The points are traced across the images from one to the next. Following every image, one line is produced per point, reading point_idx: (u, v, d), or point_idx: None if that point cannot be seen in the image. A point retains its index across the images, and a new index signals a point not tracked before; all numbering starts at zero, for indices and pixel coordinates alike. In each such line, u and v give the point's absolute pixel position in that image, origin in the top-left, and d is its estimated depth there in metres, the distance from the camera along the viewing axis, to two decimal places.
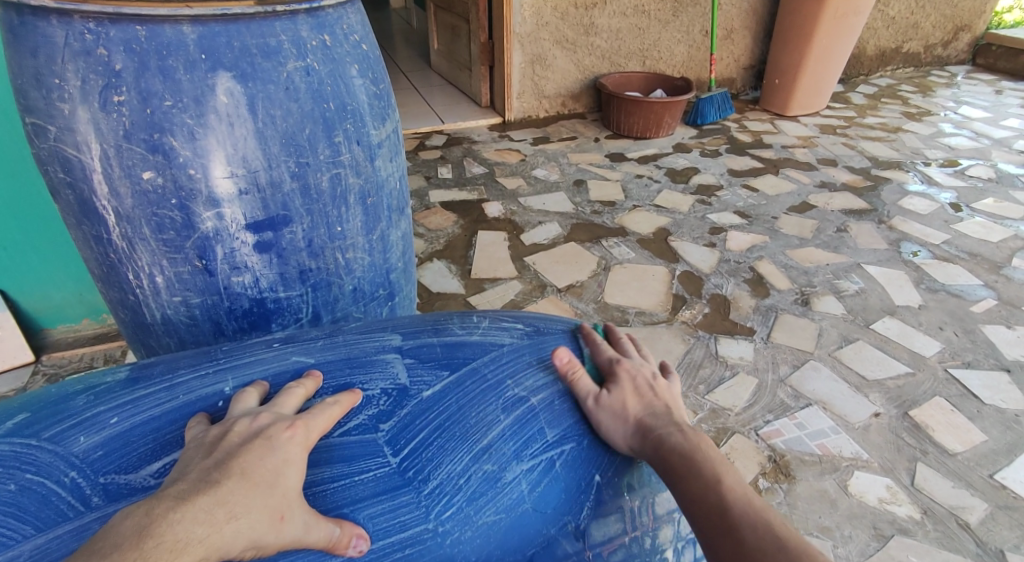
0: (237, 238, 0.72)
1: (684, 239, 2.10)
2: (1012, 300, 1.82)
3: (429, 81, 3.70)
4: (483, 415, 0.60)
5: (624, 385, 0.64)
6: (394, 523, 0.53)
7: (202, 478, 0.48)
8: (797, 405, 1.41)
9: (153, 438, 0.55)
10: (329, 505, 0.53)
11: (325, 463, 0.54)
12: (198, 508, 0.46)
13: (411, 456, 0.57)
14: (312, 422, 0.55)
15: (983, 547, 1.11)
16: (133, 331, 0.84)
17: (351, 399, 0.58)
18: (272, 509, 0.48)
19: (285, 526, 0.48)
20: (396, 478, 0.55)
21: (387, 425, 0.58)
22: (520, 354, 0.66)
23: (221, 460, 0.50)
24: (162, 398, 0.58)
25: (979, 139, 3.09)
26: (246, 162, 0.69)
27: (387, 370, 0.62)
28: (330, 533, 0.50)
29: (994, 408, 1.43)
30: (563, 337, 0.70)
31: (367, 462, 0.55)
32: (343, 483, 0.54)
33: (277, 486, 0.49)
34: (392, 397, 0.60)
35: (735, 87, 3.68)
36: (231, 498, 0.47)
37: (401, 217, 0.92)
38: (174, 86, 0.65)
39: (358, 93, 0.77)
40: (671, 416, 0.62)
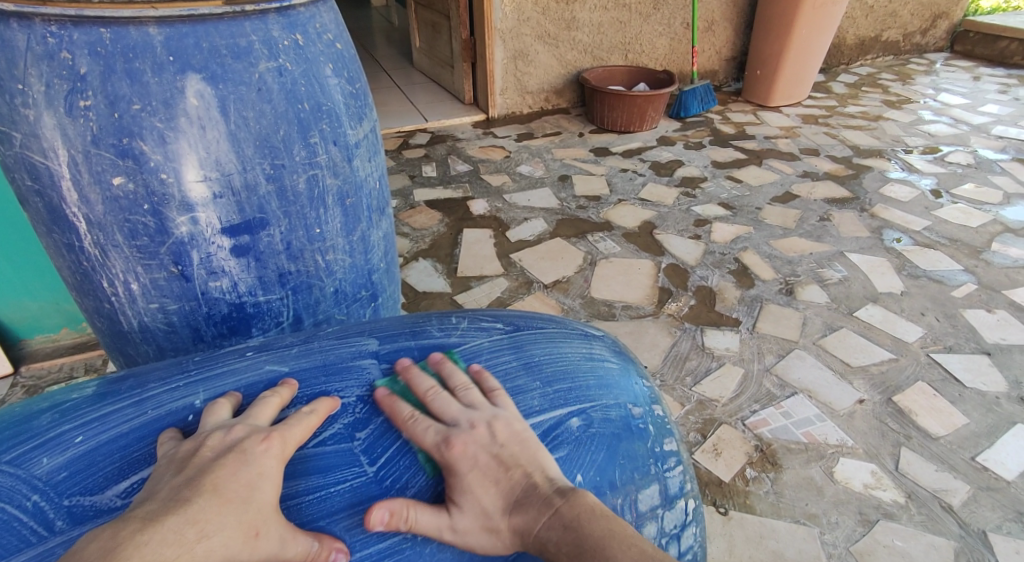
0: (213, 242, 0.71)
1: (670, 232, 2.10)
2: (992, 283, 1.85)
3: (412, 79, 3.68)
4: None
5: (470, 490, 0.54)
6: (374, 534, 0.53)
7: (171, 497, 0.47)
8: (783, 394, 1.42)
9: (121, 456, 0.54)
10: (305, 518, 0.53)
11: (302, 474, 0.54)
12: (167, 529, 0.45)
13: (388, 463, 0.56)
14: (288, 432, 0.54)
15: (966, 529, 1.13)
16: (110, 341, 0.83)
17: (328, 407, 0.58)
18: (246, 525, 0.47)
19: (260, 543, 0.48)
20: (374, 486, 0.55)
21: (364, 433, 0.58)
22: (499, 355, 0.66)
23: (191, 477, 0.49)
24: (129, 414, 0.57)
25: (958, 125, 3.12)
26: (219, 164, 0.68)
27: (363, 377, 0.62)
28: (307, 548, 0.50)
29: (975, 390, 1.45)
30: (540, 335, 0.70)
31: (344, 472, 0.55)
32: (320, 494, 0.54)
33: (250, 502, 0.49)
34: (369, 403, 0.60)
35: (718, 79, 3.70)
36: (203, 516, 0.46)
37: (381, 217, 0.92)
38: (142, 89, 0.64)
39: (334, 93, 0.76)
40: (538, 490, 0.55)
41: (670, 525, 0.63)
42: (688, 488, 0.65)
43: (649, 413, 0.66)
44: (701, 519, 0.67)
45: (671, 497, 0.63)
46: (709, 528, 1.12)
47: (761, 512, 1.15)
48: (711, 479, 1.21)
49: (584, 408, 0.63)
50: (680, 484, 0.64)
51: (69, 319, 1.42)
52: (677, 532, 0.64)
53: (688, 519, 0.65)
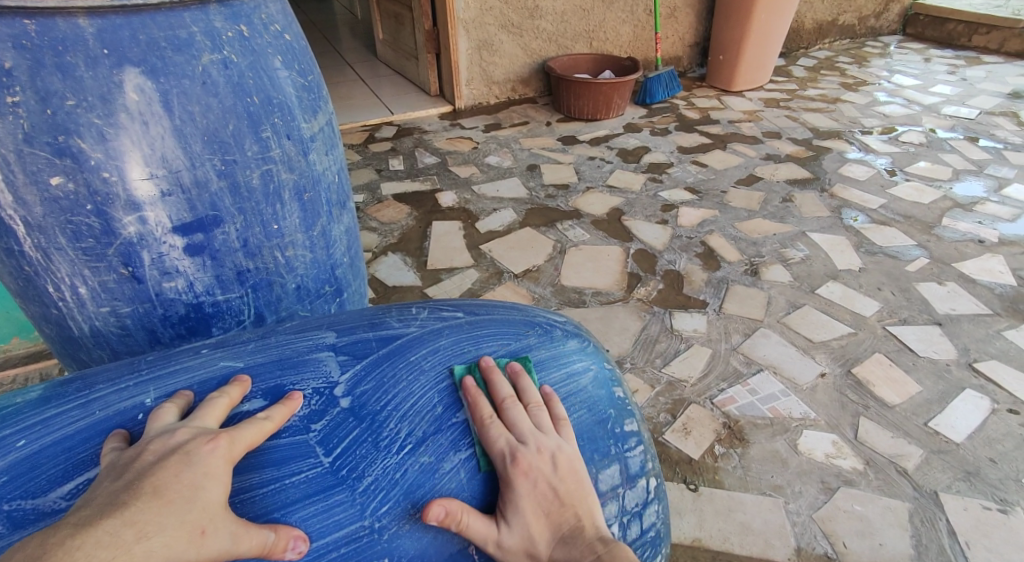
0: (164, 242, 0.70)
1: (637, 218, 2.13)
2: (943, 257, 1.92)
3: (377, 71, 3.63)
4: (417, 406, 0.61)
5: (525, 508, 0.58)
6: (329, 523, 0.55)
7: (109, 500, 0.48)
8: (749, 372, 1.46)
9: (66, 457, 0.54)
10: (258, 511, 0.53)
11: (255, 468, 0.55)
12: (102, 532, 0.45)
13: (344, 454, 0.57)
14: (241, 434, 0.54)
15: (919, 490, 1.18)
16: (61, 347, 0.81)
17: (286, 409, 0.58)
18: (190, 524, 0.48)
19: (206, 541, 0.48)
20: (330, 477, 0.56)
21: (319, 425, 0.58)
22: (458, 344, 0.67)
23: (132, 480, 0.49)
24: (77, 416, 0.57)
25: (911, 106, 3.22)
26: (166, 161, 0.67)
27: (319, 369, 0.62)
28: (264, 539, 0.51)
29: (928, 359, 1.51)
30: (496, 323, 0.71)
31: (299, 464, 0.56)
32: (276, 487, 0.54)
33: (195, 501, 0.49)
34: (324, 396, 0.60)
35: (682, 65, 3.74)
36: (141, 517, 0.46)
37: (342, 211, 0.92)
38: (75, 84, 0.63)
39: (284, 85, 0.76)
40: (584, 532, 0.59)
41: (631, 503, 0.66)
42: (649, 467, 0.68)
43: (609, 395, 0.68)
44: (663, 496, 0.70)
45: (633, 476, 0.66)
46: (679, 505, 1.15)
47: (728, 487, 1.19)
48: (681, 457, 1.24)
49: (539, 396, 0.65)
50: (642, 464, 0.67)
51: (20, 328, 1.38)
52: (639, 510, 0.66)
53: (649, 497, 0.67)
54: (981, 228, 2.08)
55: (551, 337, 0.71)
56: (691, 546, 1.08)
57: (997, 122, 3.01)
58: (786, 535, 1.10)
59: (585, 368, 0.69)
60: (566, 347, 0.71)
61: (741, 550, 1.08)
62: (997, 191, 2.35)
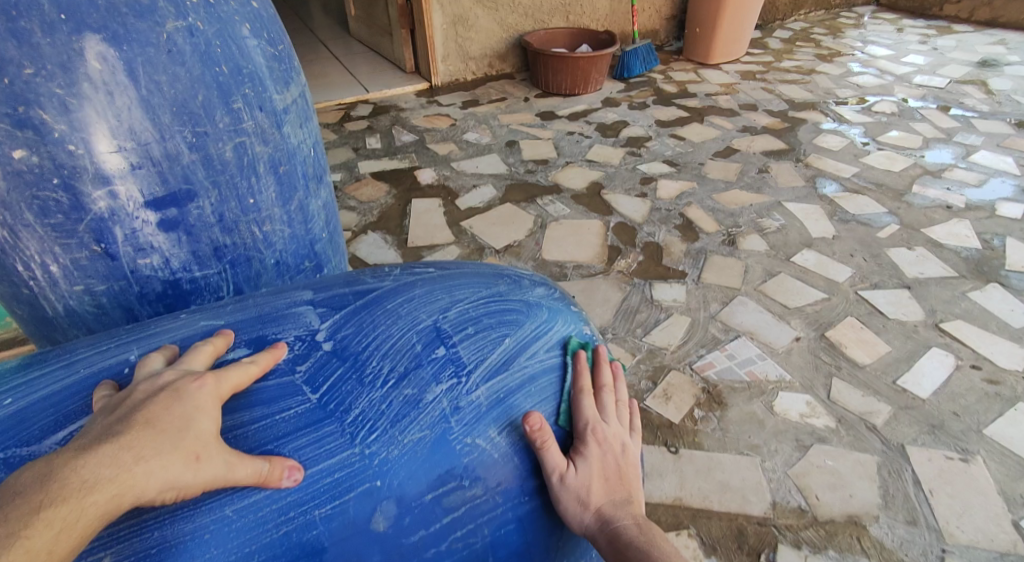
0: (136, 217, 0.70)
1: (617, 192, 2.14)
2: (913, 223, 1.97)
3: (351, 49, 3.57)
4: (397, 344, 0.63)
5: (592, 462, 0.63)
6: (321, 452, 0.55)
7: (105, 430, 0.49)
8: (727, 338, 1.50)
9: (55, 412, 0.55)
10: (252, 444, 0.54)
11: (245, 408, 0.56)
12: (101, 454, 0.47)
13: (330, 391, 0.59)
14: (227, 375, 0.56)
15: (887, 444, 1.24)
16: (36, 327, 0.80)
17: (273, 355, 0.60)
18: (184, 450, 0.49)
19: (202, 466, 0.50)
20: (317, 411, 0.57)
21: (303, 366, 0.60)
22: (432, 292, 0.70)
23: (125, 414, 0.50)
24: (60, 376, 0.58)
25: (884, 76, 3.26)
26: (134, 133, 0.67)
27: (300, 320, 0.64)
28: (258, 468, 0.52)
29: (897, 321, 1.56)
30: (465, 275, 0.75)
31: (287, 402, 0.57)
32: (265, 423, 0.55)
33: (188, 431, 0.50)
34: (306, 342, 0.62)
35: (659, 39, 3.74)
36: (136, 442, 0.48)
37: (319, 186, 0.92)
38: (33, 51, 0.61)
39: (254, 55, 0.75)
40: (631, 507, 0.64)
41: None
42: (619, 396, 0.73)
43: (575, 331, 0.73)
44: (634, 424, 0.74)
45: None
46: (660, 467, 1.18)
47: (708, 448, 1.22)
48: (662, 422, 1.27)
49: (513, 332, 0.67)
50: (611, 393, 0.72)
51: None
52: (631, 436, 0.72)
53: (644, 428, 0.74)
54: (949, 195, 2.13)
55: (516, 285, 0.75)
56: (672, 505, 1.12)
57: (965, 90, 3.06)
58: (762, 491, 1.14)
59: (550, 309, 0.73)
60: (531, 293, 0.74)
61: (719, 507, 1.12)
62: (964, 158, 2.41)
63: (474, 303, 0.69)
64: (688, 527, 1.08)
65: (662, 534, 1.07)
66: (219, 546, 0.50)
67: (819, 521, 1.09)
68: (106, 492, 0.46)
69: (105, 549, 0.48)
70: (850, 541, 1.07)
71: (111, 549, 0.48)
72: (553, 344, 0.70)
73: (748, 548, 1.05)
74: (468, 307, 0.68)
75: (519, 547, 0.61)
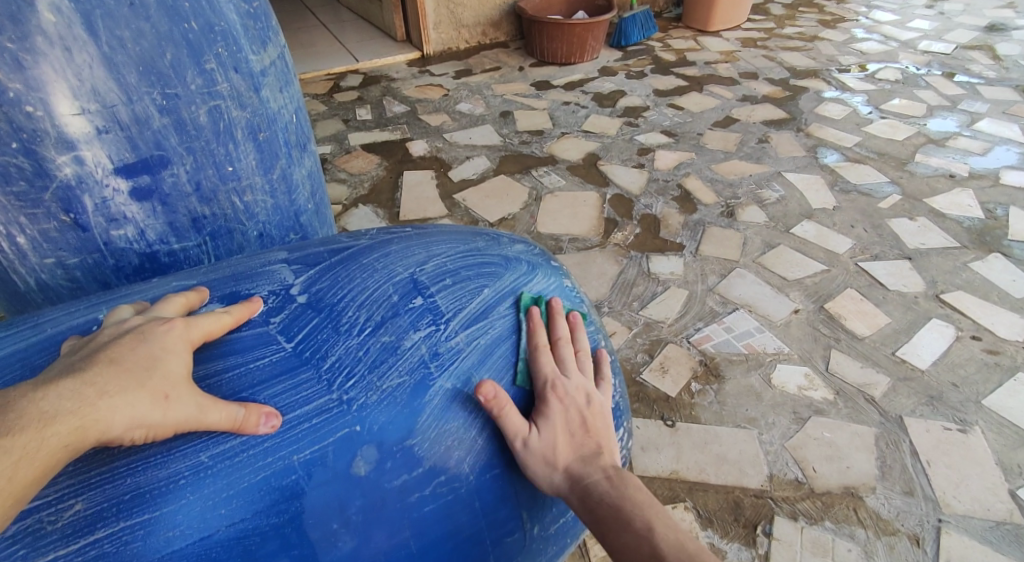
0: (106, 184, 0.66)
1: (614, 163, 2.10)
2: (915, 193, 1.93)
3: (340, 17, 3.46)
4: (374, 294, 0.60)
5: (555, 420, 0.59)
6: (298, 398, 0.53)
7: (68, 366, 0.47)
8: (724, 311, 1.47)
9: (20, 365, 0.52)
10: (226, 392, 0.52)
11: (218, 356, 0.53)
12: (62, 387, 0.44)
13: (305, 339, 0.56)
14: (197, 322, 0.53)
15: (885, 416, 1.22)
16: (9, 301, 0.77)
17: (247, 307, 0.57)
18: (151, 388, 0.46)
19: (171, 405, 0.47)
20: (293, 358, 0.55)
21: (278, 318, 0.57)
22: (409, 247, 0.68)
23: (89, 352, 0.48)
24: (25, 335, 0.55)
25: (888, 42, 3.19)
26: (98, 95, 0.62)
27: (273, 277, 0.62)
28: (232, 414, 0.49)
29: (897, 292, 1.54)
30: (440, 234, 0.73)
31: (261, 351, 0.55)
32: (239, 371, 0.53)
33: (155, 370, 0.47)
34: (280, 296, 0.60)
35: (657, 5, 3.64)
36: (99, 378, 0.45)
37: (303, 154, 0.88)
38: None
39: (227, 12, 0.70)
40: (601, 458, 0.60)
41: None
42: (601, 343, 0.71)
43: (557, 284, 0.71)
44: (617, 372, 0.73)
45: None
46: (657, 440, 1.17)
47: (705, 421, 1.21)
48: (659, 396, 1.26)
49: (492, 283, 0.66)
50: (593, 340, 0.70)
51: None
52: (597, 381, 0.69)
53: (607, 370, 0.70)
54: (952, 164, 2.10)
55: (494, 242, 0.74)
56: (668, 478, 1.11)
57: (972, 56, 2.99)
58: (760, 464, 1.13)
59: (530, 262, 0.71)
60: (510, 249, 0.73)
61: (716, 480, 1.11)
62: (969, 126, 2.36)
63: (452, 257, 0.68)
64: (685, 500, 1.07)
65: None
66: (196, 490, 0.47)
67: (816, 493, 1.08)
68: (69, 424, 0.43)
69: (76, 495, 0.45)
70: (847, 512, 1.06)
71: (83, 495, 0.45)
72: (535, 294, 0.68)
73: (745, 520, 1.05)
74: (446, 260, 0.67)
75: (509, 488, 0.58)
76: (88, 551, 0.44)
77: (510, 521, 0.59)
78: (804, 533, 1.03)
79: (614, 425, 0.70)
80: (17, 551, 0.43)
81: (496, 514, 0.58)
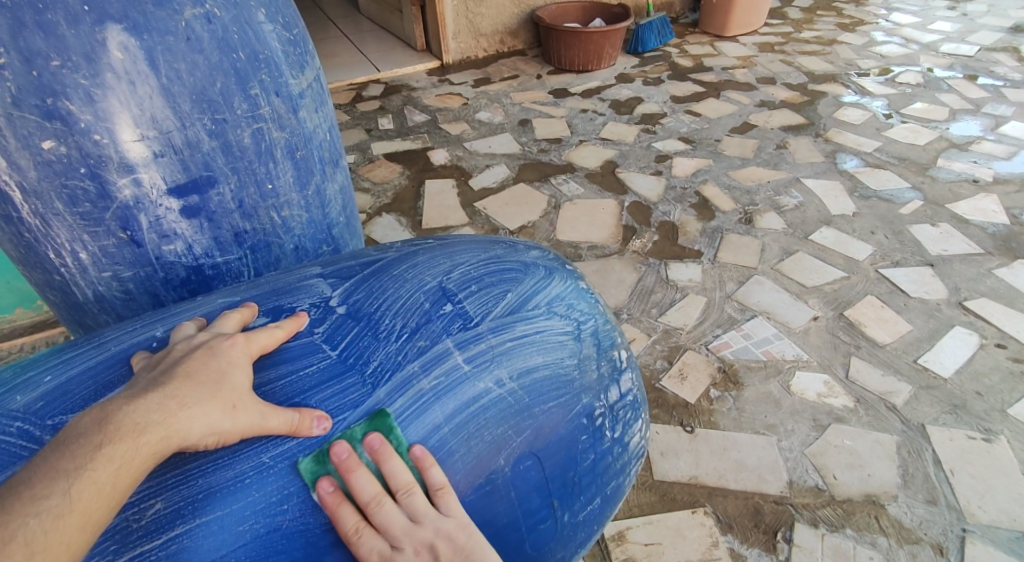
0: (160, 205, 0.71)
1: (631, 170, 2.12)
2: (937, 198, 1.93)
3: (361, 27, 3.53)
4: (407, 303, 0.64)
5: None
6: (346, 401, 0.57)
7: (150, 381, 0.51)
8: (743, 318, 1.49)
9: (94, 382, 0.57)
10: (281, 398, 0.56)
11: (271, 366, 0.58)
12: (149, 400, 0.49)
13: (348, 346, 0.60)
14: (255, 336, 0.57)
15: (907, 424, 1.23)
16: (66, 313, 0.82)
17: (294, 321, 0.61)
18: (222, 399, 0.51)
19: (239, 414, 0.52)
20: (339, 365, 0.59)
21: (322, 328, 0.62)
22: (434, 258, 0.71)
23: (167, 367, 0.53)
24: (93, 354, 0.60)
25: (909, 45, 3.17)
26: (156, 122, 0.67)
27: (312, 290, 0.66)
28: (289, 418, 0.53)
29: (918, 299, 1.54)
30: (463, 242, 0.77)
31: (309, 359, 0.59)
32: (292, 378, 0.57)
33: (223, 382, 0.52)
34: (321, 307, 0.64)
35: (674, 12, 3.67)
36: (179, 392, 0.50)
37: (335, 169, 0.92)
38: (58, 42, 0.62)
39: (270, 40, 0.75)
40: None
41: (608, 370, 0.69)
42: (619, 340, 0.73)
43: (574, 286, 0.74)
44: (635, 366, 0.74)
45: (605, 348, 0.70)
46: (676, 446, 1.19)
47: (725, 427, 1.22)
48: (678, 402, 1.28)
49: (513, 287, 0.69)
50: (610, 338, 0.72)
51: (21, 298, 1.38)
52: (615, 376, 0.70)
53: (623, 365, 0.72)
54: (975, 168, 2.09)
55: (513, 249, 0.77)
56: (688, 483, 1.13)
57: (995, 58, 2.97)
58: (779, 470, 1.15)
59: (548, 267, 0.74)
60: (529, 254, 0.76)
61: (735, 486, 1.12)
62: (993, 130, 2.34)
63: (475, 265, 0.71)
64: (704, 505, 1.09)
65: (677, 512, 1.08)
66: (260, 488, 0.52)
67: (836, 501, 1.09)
68: (156, 434, 0.48)
69: (155, 495, 0.50)
70: (868, 519, 1.07)
71: (160, 495, 0.50)
72: (554, 296, 0.70)
73: (765, 526, 1.06)
74: (470, 268, 0.70)
75: (539, 480, 0.62)
76: (167, 547, 0.48)
77: (541, 511, 0.63)
78: (826, 540, 1.04)
79: (634, 417, 0.72)
80: (108, 546, 0.48)
81: (528, 502, 0.62)
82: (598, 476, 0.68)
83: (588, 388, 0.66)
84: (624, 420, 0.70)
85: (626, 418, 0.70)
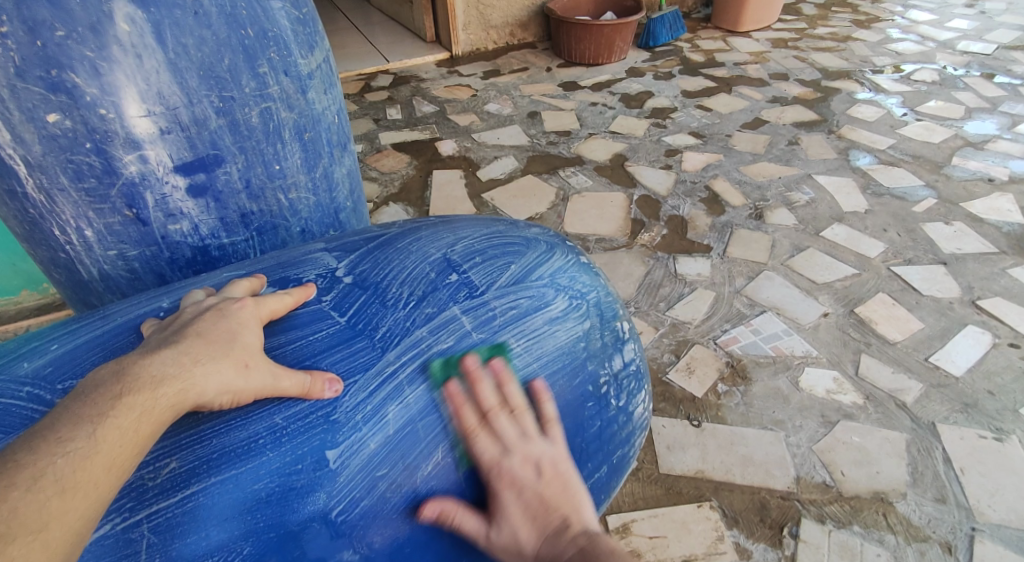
0: (166, 182, 0.70)
1: (641, 164, 2.10)
2: (952, 197, 1.90)
3: (371, 18, 3.52)
4: (413, 273, 0.64)
5: (510, 510, 0.56)
6: (356, 365, 0.57)
7: (162, 340, 0.52)
8: (752, 313, 1.47)
9: (102, 348, 0.57)
10: (291, 361, 0.56)
11: (280, 332, 0.58)
12: (164, 355, 0.49)
13: (356, 313, 0.60)
14: (264, 301, 0.58)
15: (917, 422, 1.21)
16: (73, 292, 0.82)
17: (303, 290, 0.61)
18: (234, 357, 0.51)
19: (251, 373, 0.52)
20: (348, 331, 0.59)
21: (330, 296, 0.62)
22: (436, 233, 0.71)
23: (178, 328, 0.53)
24: (99, 324, 0.60)
25: (925, 42, 3.12)
26: (163, 98, 0.66)
27: (318, 262, 0.66)
28: (301, 381, 0.54)
29: (931, 298, 1.52)
30: (466, 219, 0.77)
31: (318, 325, 0.59)
32: (302, 343, 0.57)
33: (235, 342, 0.53)
34: (328, 278, 0.64)
35: (687, 6, 3.63)
36: (192, 349, 0.50)
37: (343, 152, 0.91)
38: (65, 14, 0.61)
39: (279, 18, 0.73)
40: (572, 527, 0.57)
41: (612, 339, 0.69)
42: (621, 312, 0.73)
43: (574, 259, 0.74)
44: (638, 338, 0.73)
45: (609, 318, 0.70)
46: (682, 440, 1.18)
47: (732, 422, 1.21)
48: (685, 396, 1.26)
49: (516, 260, 0.69)
50: (613, 310, 0.71)
51: (29, 281, 1.38)
52: (618, 345, 0.69)
53: (626, 336, 0.71)
54: (991, 167, 2.06)
55: (514, 225, 0.76)
56: (694, 477, 1.12)
57: (1013, 57, 2.92)
58: (786, 466, 1.13)
59: (549, 242, 0.74)
60: (529, 231, 0.76)
61: (742, 480, 1.11)
62: (1009, 129, 2.31)
63: (478, 238, 0.71)
64: (710, 499, 1.08)
65: (683, 505, 1.07)
66: (275, 448, 0.51)
67: (844, 497, 1.08)
68: (172, 387, 0.48)
69: (171, 455, 0.50)
70: (876, 516, 1.05)
71: (176, 454, 0.50)
72: (556, 269, 0.70)
73: (770, 520, 1.05)
74: (473, 241, 0.70)
75: None
76: (185, 504, 0.48)
77: None
78: (832, 536, 1.03)
79: (638, 386, 0.71)
80: (125, 502, 0.48)
81: None
82: (605, 443, 0.67)
83: (592, 355, 0.66)
84: (628, 390, 0.69)
85: (631, 387, 0.70)
